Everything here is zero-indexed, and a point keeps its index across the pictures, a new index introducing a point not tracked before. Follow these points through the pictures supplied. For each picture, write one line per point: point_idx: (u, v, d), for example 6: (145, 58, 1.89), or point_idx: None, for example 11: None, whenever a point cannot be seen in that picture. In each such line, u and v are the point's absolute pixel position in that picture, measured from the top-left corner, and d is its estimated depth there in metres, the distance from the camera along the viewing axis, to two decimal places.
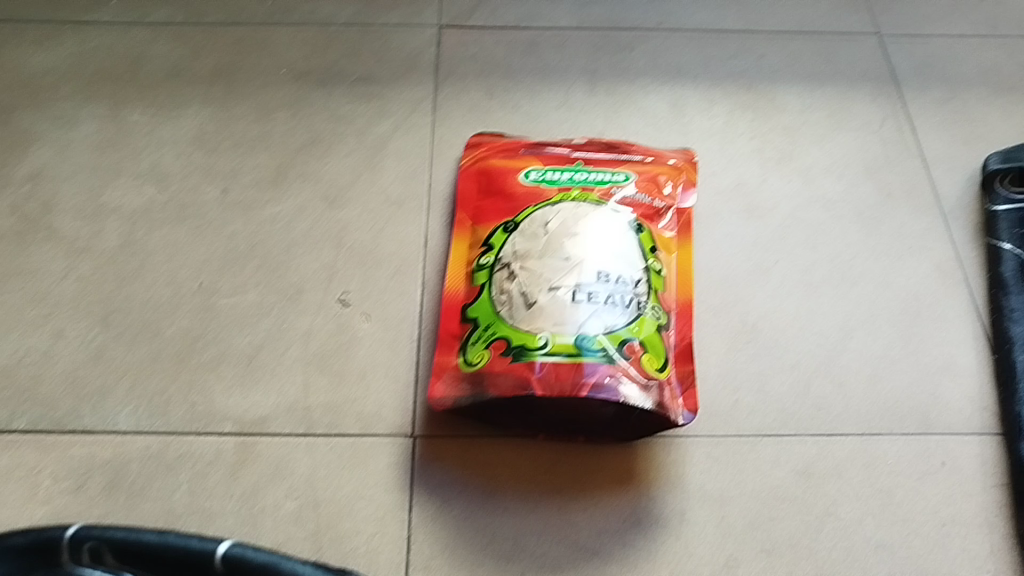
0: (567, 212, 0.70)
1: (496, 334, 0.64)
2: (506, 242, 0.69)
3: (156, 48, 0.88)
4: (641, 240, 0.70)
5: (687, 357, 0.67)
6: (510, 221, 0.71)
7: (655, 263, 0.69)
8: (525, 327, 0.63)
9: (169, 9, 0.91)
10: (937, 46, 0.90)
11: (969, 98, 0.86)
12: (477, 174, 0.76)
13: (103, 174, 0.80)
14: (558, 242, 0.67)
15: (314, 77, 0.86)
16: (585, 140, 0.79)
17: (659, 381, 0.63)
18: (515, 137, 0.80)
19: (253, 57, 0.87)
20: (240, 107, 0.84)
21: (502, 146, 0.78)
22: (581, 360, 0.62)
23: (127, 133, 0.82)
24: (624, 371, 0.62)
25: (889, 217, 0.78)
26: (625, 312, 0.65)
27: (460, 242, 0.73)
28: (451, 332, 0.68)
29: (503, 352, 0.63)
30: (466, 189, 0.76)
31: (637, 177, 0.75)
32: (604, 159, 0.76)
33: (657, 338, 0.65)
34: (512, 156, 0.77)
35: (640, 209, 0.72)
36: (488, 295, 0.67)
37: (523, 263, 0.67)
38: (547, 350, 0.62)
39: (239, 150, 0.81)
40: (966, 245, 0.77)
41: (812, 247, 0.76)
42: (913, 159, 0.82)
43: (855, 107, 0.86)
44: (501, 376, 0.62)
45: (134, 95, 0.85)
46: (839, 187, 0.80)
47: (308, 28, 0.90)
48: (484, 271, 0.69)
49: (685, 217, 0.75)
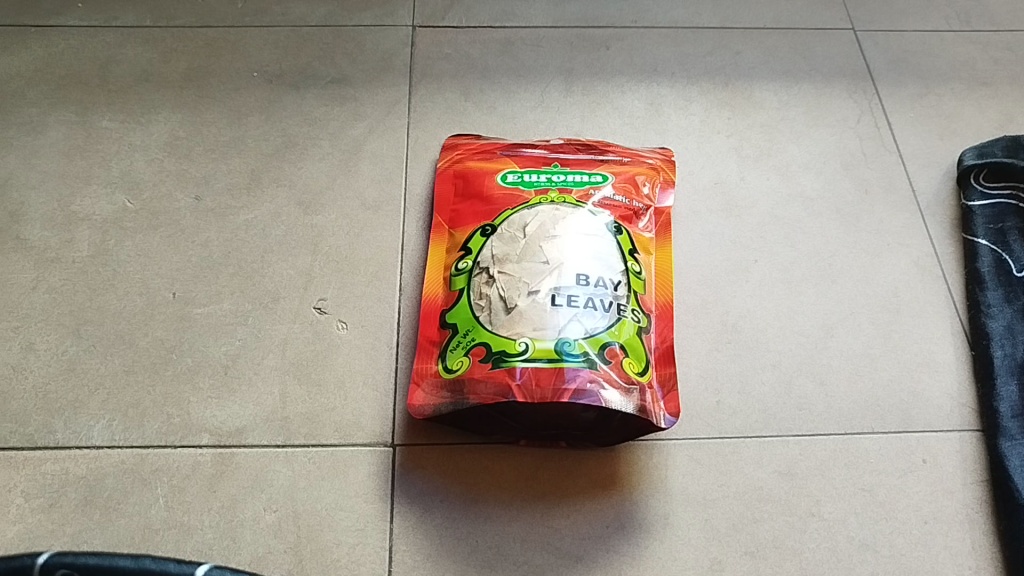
0: (546, 215, 0.69)
1: (476, 339, 0.64)
2: (484, 246, 0.69)
3: (125, 52, 0.86)
4: (620, 242, 0.69)
5: (668, 359, 0.67)
6: (487, 224, 0.70)
7: (634, 265, 0.69)
8: (505, 332, 0.63)
9: (138, 11, 0.89)
10: (911, 41, 0.90)
11: (945, 93, 0.86)
12: (454, 177, 0.76)
13: (73, 182, 0.78)
14: (536, 247, 0.66)
15: (287, 80, 0.85)
16: (562, 140, 0.78)
17: (640, 385, 0.63)
18: (492, 139, 0.79)
19: (224, 60, 0.86)
20: (212, 112, 0.83)
21: (479, 148, 0.78)
22: (562, 365, 0.61)
23: (97, 140, 0.81)
24: (605, 376, 0.62)
25: (867, 214, 0.78)
26: (605, 315, 0.64)
27: (438, 246, 0.72)
28: (431, 339, 0.67)
29: (482, 359, 0.62)
30: (443, 192, 0.76)
31: (615, 177, 0.74)
32: (581, 160, 0.76)
33: (637, 341, 0.65)
34: (489, 158, 0.76)
35: (618, 210, 0.72)
36: (466, 300, 0.66)
37: (501, 267, 0.66)
38: (528, 355, 0.61)
39: (212, 156, 0.80)
40: (944, 240, 0.77)
41: (792, 245, 0.76)
42: (889, 154, 0.82)
43: (832, 103, 0.85)
44: (481, 383, 0.62)
45: (104, 100, 0.83)
46: (817, 184, 0.80)
47: (280, 30, 0.88)
48: (462, 276, 0.68)
49: (664, 217, 0.75)
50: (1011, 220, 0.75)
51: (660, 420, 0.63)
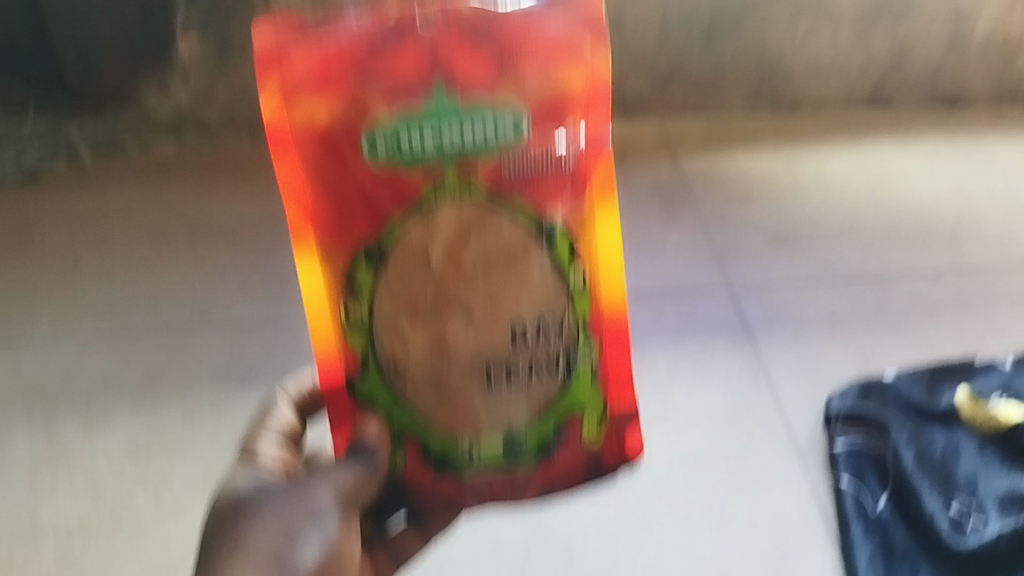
0: (450, 218, 0.51)
1: (405, 427, 0.55)
2: (376, 287, 0.52)
3: (86, 363, 0.98)
4: (557, 252, 0.53)
5: (628, 385, 0.59)
6: (370, 242, 0.51)
7: (576, 276, 0.54)
8: (446, 432, 0.55)
9: (97, 322, 1.02)
10: (779, 296, 1.05)
11: (812, 341, 1.00)
12: (286, 147, 0.52)
13: (40, 493, 0.86)
14: (482, 291, 0.52)
15: (235, 379, 0.96)
16: (430, 26, 0.49)
17: (598, 446, 0.58)
18: (314, 35, 0.50)
19: (178, 364, 0.97)
20: (168, 414, 0.93)
21: (286, 66, 0.50)
22: (512, 470, 0.57)
23: (63, 449, 0.90)
24: (562, 460, 0.58)
25: (753, 461, 0.89)
26: (554, 381, 0.55)
27: (313, 274, 0.54)
28: (344, 411, 0.57)
29: (421, 457, 0.56)
30: (291, 168, 0.52)
31: (529, 116, 0.50)
32: (481, 74, 0.50)
33: (591, 389, 0.57)
34: (316, 87, 0.50)
35: (547, 196, 0.52)
36: (375, 368, 0.54)
37: (424, 326, 0.52)
38: (477, 463, 0.56)
39: (170, 457, 0.89)
40: (820, 479, 0.87)
41: (688, 497, 0.86)
42: (767, 405, 0.94)
43: (718, 359, 0.98)
44: (424, 489, 0.58)
45: (67, 412, 0.93)
46: (706, 437, 0.90)
47: (225, 331, 1.01)
48: (356, 332, 0.54)
49: (584, 98, 0.52)
50: (867, 463, 0.88)
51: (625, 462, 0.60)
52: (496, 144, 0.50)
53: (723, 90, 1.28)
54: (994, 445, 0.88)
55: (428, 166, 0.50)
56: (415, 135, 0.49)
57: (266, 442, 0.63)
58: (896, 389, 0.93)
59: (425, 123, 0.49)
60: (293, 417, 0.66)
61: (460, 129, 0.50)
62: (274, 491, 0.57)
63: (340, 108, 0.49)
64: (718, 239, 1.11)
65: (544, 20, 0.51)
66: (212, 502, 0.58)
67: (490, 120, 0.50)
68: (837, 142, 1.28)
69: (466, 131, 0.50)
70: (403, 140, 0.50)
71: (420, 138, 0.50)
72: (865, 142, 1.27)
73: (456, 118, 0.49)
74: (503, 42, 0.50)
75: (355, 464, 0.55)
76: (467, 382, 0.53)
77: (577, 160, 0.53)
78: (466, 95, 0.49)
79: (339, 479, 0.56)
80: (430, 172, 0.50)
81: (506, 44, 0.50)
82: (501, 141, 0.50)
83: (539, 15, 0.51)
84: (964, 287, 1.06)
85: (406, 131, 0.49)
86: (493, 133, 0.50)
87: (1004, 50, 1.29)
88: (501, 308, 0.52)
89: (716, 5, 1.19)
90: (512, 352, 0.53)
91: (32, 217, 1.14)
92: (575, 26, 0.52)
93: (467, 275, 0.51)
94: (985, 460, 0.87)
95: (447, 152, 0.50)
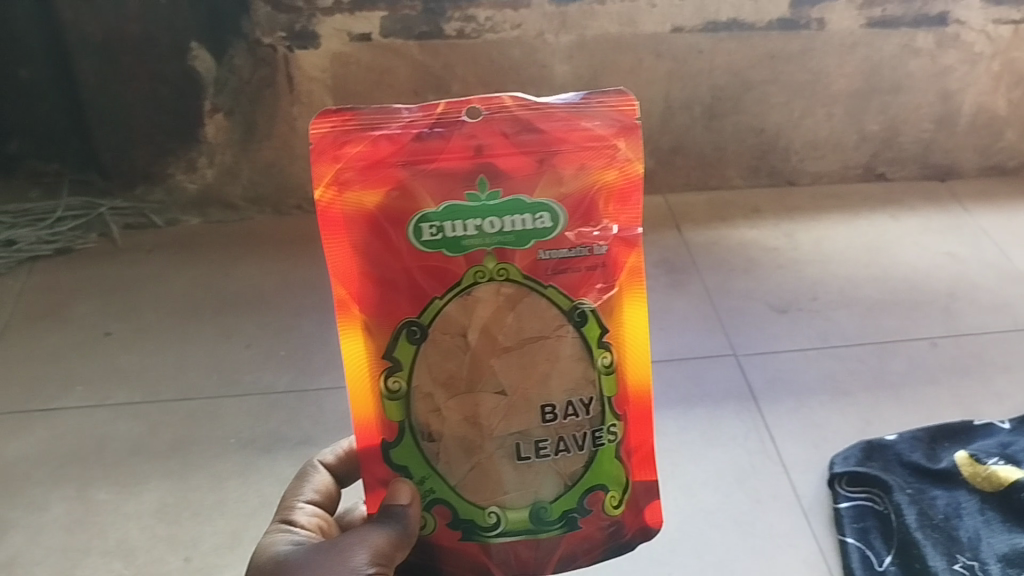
0: (488, 299, 0.58)
1: (435, 494, 0.59)
2: (418, 360, 0.58)
3: (117, 427, 1.02)
4: (586, 334, 0.59)
5: (651, 462, 0.62)
6: (413, 319, 0.58)
7: (604, 357, 0.59)
8: (475, 499, 0.59)
9: (127, 389, 1.06)
10: (782, 361, 1.09)
11: (815, 405, 1.04)
12: (336, 227, 0.57)
13: (74, 553, 0.90)
14: (516, 365, 0.58)
15: (260, 443, 1.00)
16: (476, 121, 0.58)
17: (620, 519, 0.61)
18: (372, 131, 0.58)
19: (206, 429, 1.02)
20: (196, 478, 0.97)
21: (343, 157, 0.57)
22: (537, 537, 0.60)
23: (95, 511, 0.94)
24: (584, 532, 0.61)
25: (760, 520, 0.92)
26: (578, 453, 0.60)
27: (355, 342, 0.59)
28: (380, 478, 0.60)
29: (450, 524, 0.60)
30: (340, 247, 0.58)
31: (564, 209, 0.58)
32: (521, 168, 0.58)
33: (614, 465, 0.61)
34: (371, 176, 0.57)
35: (578, 280, 0.58)
36: (411, 437, 0.59)
37: (460, 400, 0.58)
38: (503, 529, 0.60)
39: (198, 519, 0.93)
40: (826, 537, 0.91)
41: (699, 555, 0.89)
42: (775, 466, 0.97)
43: (724, 423, 1.01)
44: (452, 553, 0.61)
45: (99, 475, 0.97)
46: (715, 498, 0.94)
47: (251, 397, 1.05)
48: (395, 404, 0.59)
49: (615, 190, 0.59)
50: (871, 520, 0.91)
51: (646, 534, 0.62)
52: (532, 236, 0.57)
53: (724, 164, 1.34)
54: (992, 500, 0.92)
55: (471, 252, 0.57)
56: (460, 226, 0.57)
57: (301, 511, 0.66)
58: (896, 449, 0.97)
59: (470, 214, 0.57)
60: (328, 483, 0.69)
61: (501, 220, 0.57)
62: (310, 557, 0.59)
63: (393, 195, 0.57)
64: (722, 308, 1.16)
65: (582, 122, 0.59)
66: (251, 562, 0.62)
67: (528, 214, 0.57)
68: (834, 214, 1.33)
69: (506, 222, 0.57)
70: (450, 226, 0.57)
71: (465, 226, 0.57)
72: (861, 214, 1.33)
73: (498, 210, 0.57)
74: (543, 141, 0.58)
75: (386, 527, 0.57)
76: (497, 455, 0.59)
77: (608, 249, 0.59)
78: (507, 191, 0.57)
79: (372, 542, 0.57)
80: (472, 258, 0.57)
81: (546, 142, 0.58)
82: (537, 234, 0.58)
83: (577, 117, 0.59)
84: (960, 352, 1.11)
85: (453, 219, 0.57)
86: (530, 226, 0.57)
87: (989, 126, 1.36)
88: (533, 383, 0.58)
89: (716, 86, 1.26)
90: (540, 424, 0.59)
91: (64, 290, 1.19)
92: (609, 127, 0.59)
93: (503, 351, 0.58)
94: (985, 518, 0.90)
95: (488, 239, 0.57)
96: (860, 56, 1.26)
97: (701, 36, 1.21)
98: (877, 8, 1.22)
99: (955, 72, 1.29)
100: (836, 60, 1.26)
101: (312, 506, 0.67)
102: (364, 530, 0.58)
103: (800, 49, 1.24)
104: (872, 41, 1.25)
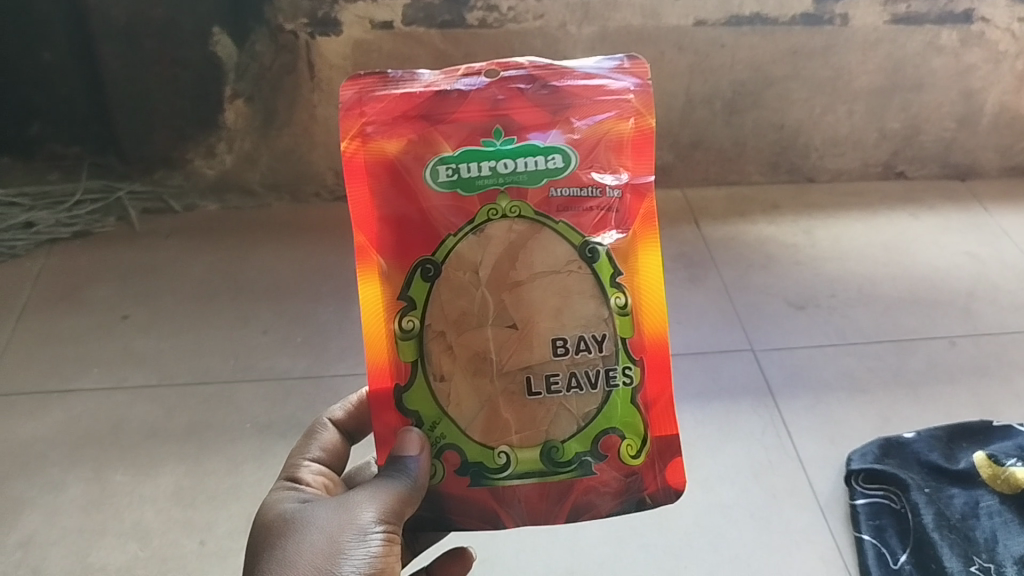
0: (501, 236, 0.58)
1: (445, 440, 0.58)
2: (431, 298, 0.58)
3: (134, 410, 1.02)
4: (599, 270, 0.58)
5: (671, 417, 0.60)
6: (427, 258, 0.58)
7: (618, 298, 0.59)
8: (484, 440, 0.58)
9: (144, 372, 1.06)
10: (799, 356, 1.09)
11: (833, 401, 1.03)
12: (358, 177, 0.59)
13: (90, 535, 0.90)
14: (527, 300, 0.58)
15: (276, 429, 1.00)
16: (493, 80, 0.60)
17: (639, 470, 0.59)
18: (394, 87, 0.59)
19: (222, 413, 1.02)
20: (212, 462, 0.97)
21: (366, 112, 0.59)
22: (549, 481, 0.59)
23: (111, 492, 0.94)
24: (599, 479, 0.59)
25: (776, 516, 0.92)
26: (592, 392, 0.58)
27: (371, 285, 0.59)
28: (392, 428, 0.59)
29: (458, 470, 0.58)
30: (360, 195, 0.59)
31: (578, 153, 0.59)
32: (537, 120, 0.59)
33: (630, 410, 0.59)
34: (393, 127, 0.59)
35: (589, 218, 0.59)
36: (422, 379, 0.58)
37: (470, 337, 0.58)
38: (512, 472, 0.58)
39: (214, 503, 0.93)
40: (843, 533, 0.90)
41: (715, 549, 0.89)
42: (791, 461, 0.97)
43: (740, 418, 1.01)
44: (460, 502, 0.59)
45: (116, 457, 0.97)
46: (732, 493, 0.94)
47: (267, 383, 1.05)
48: (408, 344, 0.58)
49: (630, 142, 0.60)
50: (887, 518, 0.91)
51: (667, 494, 0.60)
52: (545, 176, 0.58)
53: (743, 159, 1.34)
54: (1010, 502, 0.91)
55: (485, 191, 0.58)
56: (474, 166, 0.58)
57: (307, 469, 0.64)
58: (915, 448, 0.97)
59: (484, 155, 0.58)
60: (336, 440, 0.68)
61: (514, 161, 0.58)
62: (318, 512, 0.57)
63: (413, 144, 0.58)
64: (740, 303, 1.15)
65: (596, 78, 0.60)
66: (257, 520, 0.60)
67: (542, 155, 0.58)
68: (854, 212, 1.32)
69: (519, 163, 0.58)
70: (464, 168, 0.58)
71: (479, 167, 0.58)
72: (880, 212, 1.32)
73: (512, 152, 0.58)
74: (559, 95, 0.60)
75: (395, 481, 0.56)
76: (508, 391, 0.58)
77: (621, 194, 0.59)
78: (521, 136, 0.58)
79: (382, 498, 0.56)
80: (486, 196, 0.58)
81: (564, 96, 0.60)
82: (550, 173, 0.58)
83: (591, 74, 0.60)
84: (979, 353, 1.10)
85: (468, 160, 0.58)
86: (543, 166, 0.58)
87: (1012, 126, 1.35)
88: (544, 317, 0.58)
89: (738, 81, 1.25)
90: (552, 359, 0.58)
91: (84, 273, 1.19)
92: (623, 85, 0.60)
93: (514, 286, 0.58)
94: (1002, 519, 0.90)
95: (502, 179, 0.58)
96: (882, 53, 1.25)
97: (724, 30, 1.21)
98: (902, 5, 1.21)
99: (978, 71, 1.29)
100: (858, 56, 1.25)
101: (318, 464, 0.65)
102: (373, 483, 0.57)
103: (823, 45, 1.23)
104: (895, 38, 1.24)
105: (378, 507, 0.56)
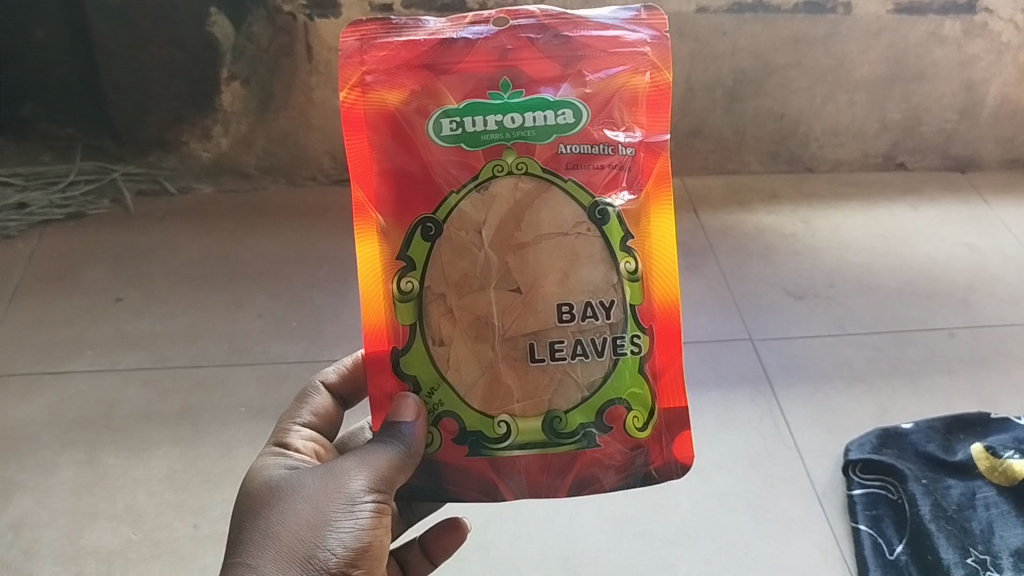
0: (506, 194, 0.57)
1: (443, 407, 0.57)
2: (432, 259, 0.57)
3: (127, 393, 1.01)
4: (609, 233, 0.57)
5: (680, 389, 0.59)
6: (429, 216, 0.57)
7: (628, 263, 0.58)
8: (484, 408, 0.57)
9: (138, 354, 1.05)
10: (798, 346, 1.08)
11: (830, 391, 1.03)
12: (358, 128, 0.58)
13: (82, 518, 0.89)
14: (533, 262, 0.57)
15: (270, 413, 0.99)
16: (501, 28, 0.58)
17: (644, 443, 0.58)
18: (396, 34, 0.58)
19: (216, 397, 1.01)
20: (205, 445, 0.96)
21: (368, 60, 0.58)
22: (551, 452, 0.58)
23: (103, 475, 0.93)
24: (604, 451, 0.58)
25: (774, 505, 0.91)
26: (597, 360, 0.58)
27: (370, 243, 0.58)
28: (386, 393, 0.58)
29: (456, 439, 0.58)
30: (360, 148, 0.58)
31: (589, 107, 0.57)
32: (547, 72, 0.58)
33: (638, 380, 0.58)
34: (395, 77, 0.57)
35: (600, 177, 0.57)
36: (421, 342, 0.57)
37: (471, 300, 0.57)
38: (513, 442, 0.58)
39: (207, 486, 0.92)
40: (839, 523, 0.90)
41: (712, 538, 0.88)
42: (789, 451, 0.96)
43: (738, 406, 1.01)
44: (459, 472, 0.58)
45: (108, 440, 0.96)
46: (729, 482, 0.93)
47: (262, 367, 1.04)
48: (406, 306, 0.57)
49: (645, 97, 0.59)
50: (884, 508, 0.90)
51: (673, 469, 0.59)
52: (553, 131, 0.57)
53: (743, 148, 1.33)
54: (1008, 493, 0.91)
55: (491, 146, 0.57)
56: (479, 120, 0.56)
57: (297, 435, 0.63)
58: (913, 438, 0.96)
59: (489, 109, 0.57)
60: (328, 405, 0.67)
61: (522, 116, 0.56)
62: (305, 479, 0.56)
63: (417, 96, 0.57)
64: (739, 293, 1.15)
65: (610, 30, 0.59)
66: (245, 485, 0.59)
67: (550, 110, 0.57)
68: (853, 202, 1.32)
69: (528, 117, 0.57)
70: (468, 121, 0.57)
71: (485, 121, 0.56)
72: (880, 203, 1.32)
73: (518, 106, 0.57)
74: (571, 46, 0.58)
75: (388, 448, 0.55)
76: (511, 356, 0.57)
77: (634, 152, 0.58)
78: (529, 90, 0.57)
79: (373, 466, 0.55)
80: (492, 151, 0.57)
81: (575, 48, 0.58)
82: (560, 129, 0.57)
83: (605, 24, 0.59)
84: (979, 345, 1.09)
85: (473, 114, 0.57)
86: (552, 122, 0.57)
87: (1013, 118, 1.34)
88: (550, 281, 0.57)
89: (738, 69, 1.25)
90: (556, 325, 0.57)
91: (78, 254, 1.18)
92: (639, 36, 0.59)
93: (519, 248, 0.57)
94: (999, 510, 0.90)
95: (508, 134, 0.56)
96: (884, 43, 1.24)
97: (725, 18, 1.20)
98: None
99: (980, 62, 1.28)
100: (861, 46, 1.24)
101: (308, 430, 0.65)
102: (363, 451, 0.56)
103: (824, 33, 1.22)
104: (897, 28, 1.23)
105: (368, 476, 0.55)
